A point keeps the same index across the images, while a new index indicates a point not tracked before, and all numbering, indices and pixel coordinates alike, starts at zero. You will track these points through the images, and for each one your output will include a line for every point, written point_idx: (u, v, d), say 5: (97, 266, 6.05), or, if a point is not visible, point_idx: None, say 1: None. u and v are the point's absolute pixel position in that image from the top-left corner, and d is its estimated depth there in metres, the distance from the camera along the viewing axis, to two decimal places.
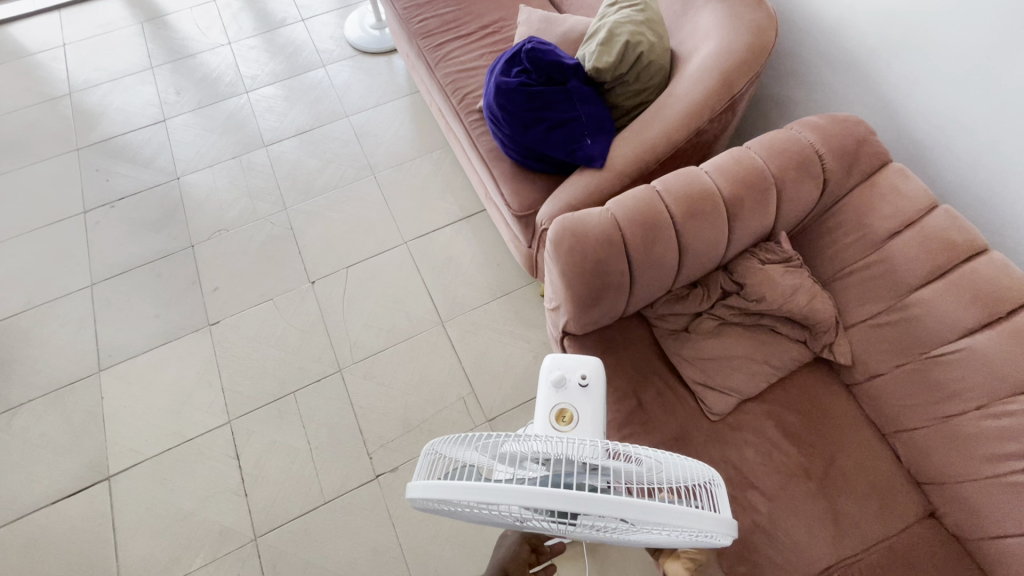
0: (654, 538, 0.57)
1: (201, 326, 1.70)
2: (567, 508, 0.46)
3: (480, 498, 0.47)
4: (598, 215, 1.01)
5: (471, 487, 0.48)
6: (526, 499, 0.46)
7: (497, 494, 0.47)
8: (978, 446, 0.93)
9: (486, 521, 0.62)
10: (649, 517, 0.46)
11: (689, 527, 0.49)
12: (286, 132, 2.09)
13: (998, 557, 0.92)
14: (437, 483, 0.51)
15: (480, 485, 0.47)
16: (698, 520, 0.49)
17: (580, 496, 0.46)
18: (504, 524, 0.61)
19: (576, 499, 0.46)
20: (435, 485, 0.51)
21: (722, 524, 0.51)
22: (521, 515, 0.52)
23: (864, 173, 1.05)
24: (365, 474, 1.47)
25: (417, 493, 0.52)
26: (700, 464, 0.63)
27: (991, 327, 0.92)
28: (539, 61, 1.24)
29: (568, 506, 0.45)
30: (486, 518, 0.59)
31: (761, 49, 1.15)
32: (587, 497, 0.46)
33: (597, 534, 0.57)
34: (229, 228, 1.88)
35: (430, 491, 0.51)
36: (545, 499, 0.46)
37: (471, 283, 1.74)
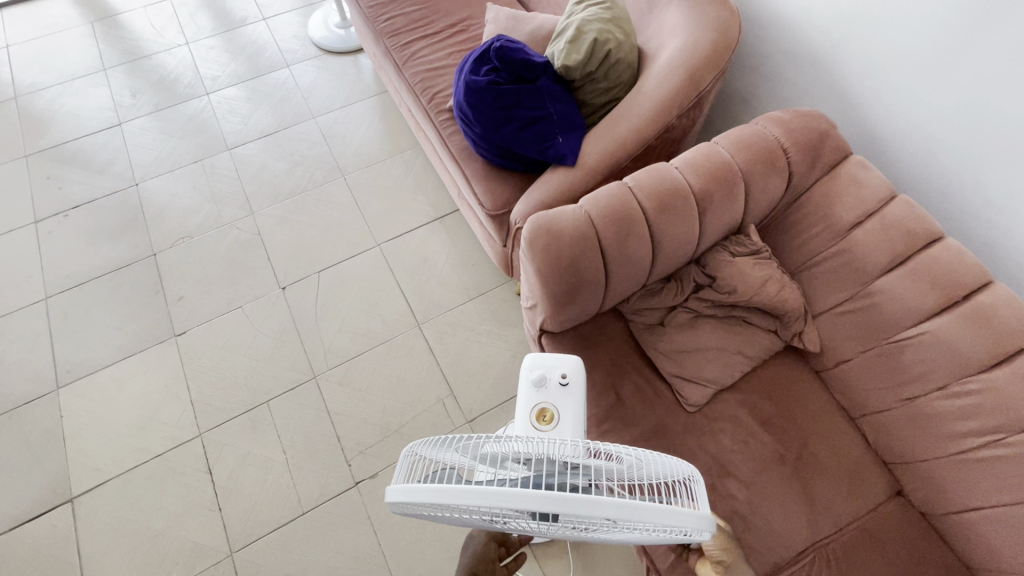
0: (634, 534, 0.57)
1: (166, 337, 1.64)
2: (549, 508, 0.45)
3: (462, 502, 0.47)
4: (572, 212, 1.01)
5: (452, 490, 0.47)
6: (509, 501, 0.46)
7: (480, 497, 0.46)
8: (942, 425, 0.97)
9: (467, 522, 0.61)
10: (627, 515, 0.46)
11: (669, 523, 0.49)
12: (250, 134, 2.03)
13: (963, 529, 0.96)
14: (418, 487, 0.50)
15: (462, 488, 0.47)
16: (676, 517, 0.49)
17: (563, 496, 0.46)
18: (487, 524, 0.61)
19: (557, 499, 0.45)
20: (416, 487, 0.50)
21: (700, 518, 0.51)
22: (501, 516, 0.52)
23: (826, 164, 1.08)
24: (345, 481, 1.44)
25: (397, 496, 0.51)
26: (678, 458, 0.63)
27: (949, 311, 0.96)
28: (509, 59, 1.23)
29: (549, 507, 0.45)
30: (467, 520, 0.59)
31: (725, 46, 1.18)
32: (570, 497, 0.46)
33: (579, 532, 0.57)
34: (194, 234, 1.82)
35: (411, 495, 0.50)
36: (527, 500, 0.46)
37: (447, 284, 1.72)
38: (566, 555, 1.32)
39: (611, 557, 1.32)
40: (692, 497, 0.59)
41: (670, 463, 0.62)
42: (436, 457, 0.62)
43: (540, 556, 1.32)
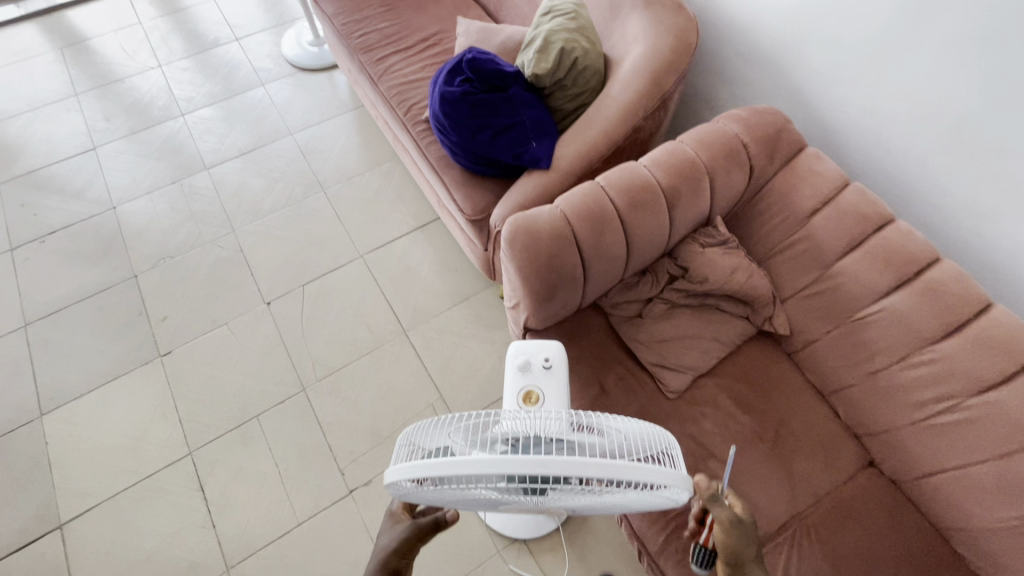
0: (620, 499, 0.62)
1: (151, 357, 1.64)
2: (535, 472, 0.50)
3: (458, 471, 0.51)
4: (548, 212, 1.06)
5: (447, 462, 0.52)
6: (499, 467, 0.50)
7: (472, 466, 0.51)
8: (904, 395, 1.03)
9: (465, 499, 0.66)
10: (609, 474, 0.51)
11: (647, 480, 0.53)
12: (228, 153, 2.04)
13: (930, 491, 1.02)
14: (418, 463, 0.54)
15: (455, 459, 0.52)
16: (654, 475, 0.54)
17: (548, 459, 0.50)
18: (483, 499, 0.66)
19: (544, 463, 0.50)
20: (414, 463, 0.54)
21: (677, 477, 0.56)
22: (494, 487, 0.57)
23: (784, 157, 1.15)
24: (339, 490, 1.45)
25: (397, 474, 0.56)
26: (658, 427, 0.68)
27: (904, 288, 1.03)
28: (481, 70, 1.28)
29: (537, 470, 0.50)
30: (465, 496, 0.63)
31: (684, 50, 1.24)
32: (555, 460, 0.50)
33: (568, 499, 0.62)
34: (175, 255, 1.82)
35: (410, 471, 0.54)
36: (517, 466, 0.50)
37: (431, 291, 1.75)
38: (561, 548, 1.35)
39: (605, 547, 1.36)
40: (672, 461, 0.64)
41: (651, 432, 0.67)
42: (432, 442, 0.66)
43: (536, 550, 1.35)
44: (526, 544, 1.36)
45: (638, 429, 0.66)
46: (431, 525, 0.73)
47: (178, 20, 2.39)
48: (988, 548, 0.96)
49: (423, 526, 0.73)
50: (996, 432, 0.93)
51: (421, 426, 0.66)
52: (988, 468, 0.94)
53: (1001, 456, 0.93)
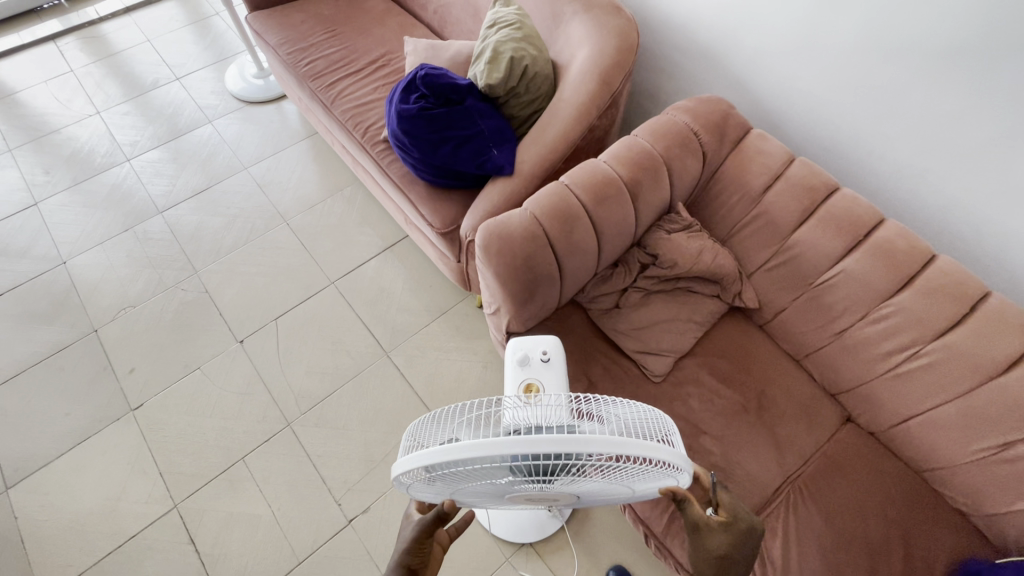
0: (624, 480, 0.64)
1: (122, 413, 1.57)
2: (540, 451, 0.52)
3: (463, 456, 0.53)
4: (519, 215, 1.08)
5: (454, 448, 0.54)
6: (505, 448, 0.52)
7: (480, 449, 0.53)
8: (870, 350, 1.10)
9: (471, 491, 0.67)
10: (608, 449, 0.52)
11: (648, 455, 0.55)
12: (181, 194, 1.99)
13: (906, 437, 1.09)
14: (424, 452, 0.56)
15: (461, 444, 0.53)
16: (653, 450, 0.56)
17: (552, 438, 0.52)
18: (490, 490, 0.67)
19: (545, 442, 0.52)
20: (420, 453, 0.56)
21: (676, 452, 0.58)
22: (499, 473, 0.58)
23: (732, 140, 1.21)
24: (337, 521, 1.42)
25: (405, 466, 0.57)
26: (656, 411, 0.70)
27: (857, 250, 1.09)
28: (435, 85, 1.30)
29: (539, 449, 0.52)
30: (471, 487, 0.65)
31: (628, 50, 1.30)
32: (556, 438, 0.52)
33: (573, 483, 0.63)
34: (136, 303, 1.76)
35: (418, 460, 0.56)
36: (520, 446, 0.52)
37: (408, 309, 1.75)
38: (568, 546, 1.36)
39: (610, 538, 1.37)
40: (673, 443, 0.66)
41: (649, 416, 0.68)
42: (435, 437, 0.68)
43: (544, 551, 1.35)
44: (534, 547, 1.36)
45: (637, 413, 0.68)
46: (436, 520, 0.72)
47: (113, 64, 2.32)
48: (964, 481, 1.03)
49: (427, 523, 0.72)
50: (957, 372, 1.00)
51: (424, 422, 0.68)
52: (955, 407, 1.01)
53: (964, 394, 1.00)
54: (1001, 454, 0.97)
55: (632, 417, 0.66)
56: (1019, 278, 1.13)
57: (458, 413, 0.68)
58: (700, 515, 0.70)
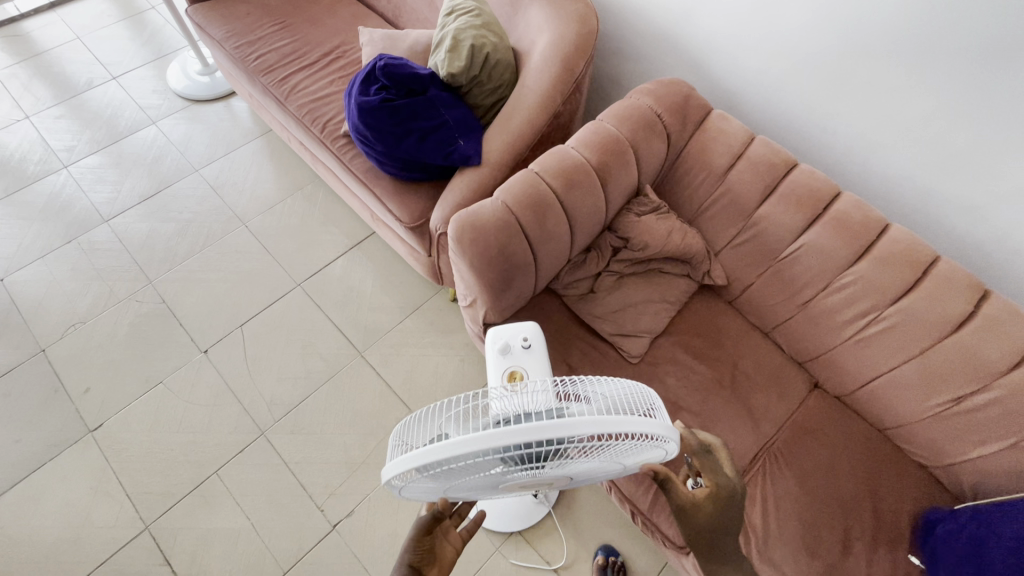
0: (614, 456, 0.65)
1: (80, 435, 1.48)
2: (529, 439, 0.52)
3: (454, 453, 0.52)
4: (490, 205, 1.07)
5: (442, 445, 0.53)
6: (496, 440, 0.52)
7: (467, 444, 0.52)
8: (833, 318, 1.15)
9: (463, 485, 0.67)
10: (597, 429, 0.53)
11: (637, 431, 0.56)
12: (128, 201, 1.88)
13: (869, 398, 1.15)
14: (413, 453, 0.55)
15: (449, 441, 0.52)
16: (639, 425, 0.56)
17: (541, 425, 0.52)
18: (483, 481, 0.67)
19: (535, 429, 0.52)
20: (410, 454, 0.55)
21: (661, 426, 0.59)
22: (492, 464, 0.58)
23: (695, 122, 1.23)
24: (321, 527, 1.39)
25: (394, 468, 0.56)
26: (639, 385, 0.71)
27: (817, 224, 1.13)
28: (395, 75, 1.27)
29: (529, 437, 0.52)
30: (463, 482, 0.64)
31: (588, 34, 1.30)
32: (545, 425, 0.52)
33: (564, 466, 0.63)
34: (86, 319, 1.65)
35: (408, 460, 0.55)
36: (510, 437, 0.52)
37: (380, 306, 1.72)
38: (556, 531, 1.38)
39: (597, 518, 1.40)
40: (658, 415, 0.66)
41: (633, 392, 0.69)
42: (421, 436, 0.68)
43: (533, 538, 1.37)
44: (522, 535, 1.37)
45: (621, 390, 0.68)
46: (432, 518, 0.78)
47: (40, 65, 2.16)
48: (924, 435, 1.10)
49: (426, 521, 0.78)
50: (913, 334, 1.06)
51: (410, 423, 0.67)
52: (913, 366, 1.07)
53: (920, 354, 1.06)
54: (955, 407, 1.04)
55: (617, 394, 0.67)
56: (962, 241, 1.20)
57: (443, 408, 0.67)
58: (682, 496, 0.73)
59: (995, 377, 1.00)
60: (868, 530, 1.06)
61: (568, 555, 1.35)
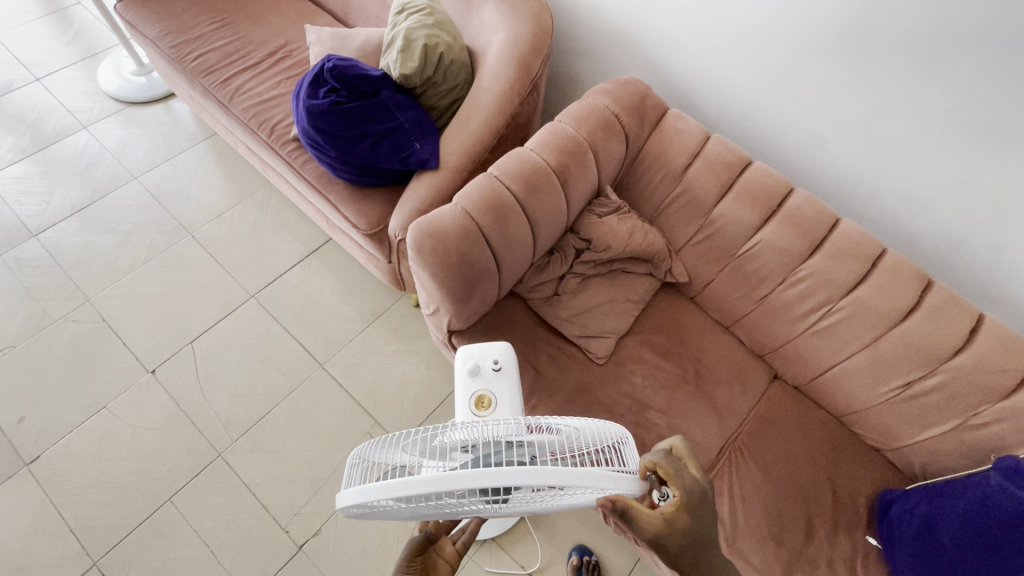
0: (578, 497, 0.62)
1: (14, 469, 1.37)
2: (491, 486, 0.48)
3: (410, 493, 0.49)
4: (450, 210, 1.04)
5: (399, 482, 0.49)
6: (456, 482, 0.48)
7: (426, 484, 0.48)
8: (790, 311, 1.18)
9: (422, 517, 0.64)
10: (562, 481, 0.49)
11: (602, 484, 0.53)
12: (59, 212, 1.74)
13: (825, 388, 1.19)
14: (369, 486, 0.51)
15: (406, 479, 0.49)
16: (605, 479, 0.53)
17: (505, 471, 0.49)
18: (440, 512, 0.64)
19: (498, 475, 0.48)
20: (365, 487, 0.51)
21: (627, 480, 0.56)
22: (451, 502, 0.54)
23: (652, 121, 1.24)
24: (287, 549, 1.33)
25: (348, 499, 0.53)
26: (615, 428, 0.69)
27: (773, 220, 1.16)
28: (345, 77, 1.22)
29: (491, 483, 0.48)
30: (421, 515, 0.61)
31: (543, 33, 1.28)
32: (508, 471, 0.48)
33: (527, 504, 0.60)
34: (17, 343, 1.53)
35: (357, 495, 0.52)
36: (471, 480, 0.48)
37: (340, 315, 1.66)
38: (530, 535, 1.37)
39: (570, 519, 1.40)
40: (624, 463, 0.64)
41: (600, 430, 0.66)
42: (383, 459, 0.65)
43: (508, 544, 1.36)
44: (497, 541, 1.36)
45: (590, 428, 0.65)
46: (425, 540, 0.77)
47: None
48: (877, 420, 1.14)
49: (415, 542, 0.77)
50: (865, 324, 1.10)
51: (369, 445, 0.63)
52: (866, 355, 1.11)
53: (871, 344, 1.10)
54: (904, 393, 1.09)
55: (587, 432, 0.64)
56: (906, 232, 1.26)
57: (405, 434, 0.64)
58: (652, 525, 0.60)
59: (940, 362, 1.05)
60: (829, 516, 1.10)
61: (543, 558, 1.35)
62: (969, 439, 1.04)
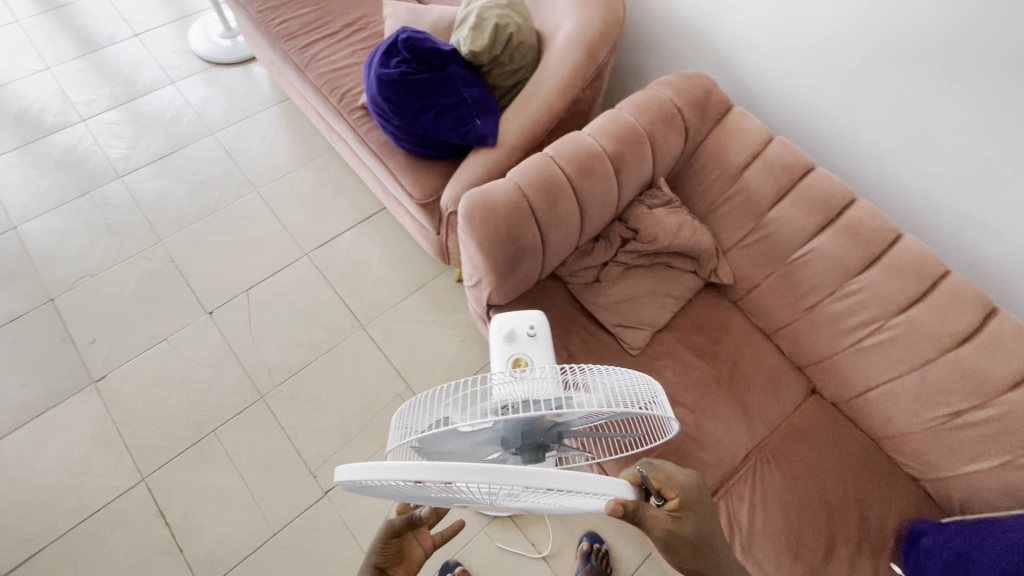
0: (577, 500, 0.60)
1: (83, 385, 1.51)
2: (485, 480, 0.46)
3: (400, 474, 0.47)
4: (503, 185, 1.07)
5: (391, 465, 0.47)
6: (452, 473, 0.46)
7: (417, 470, 0.46)
8: (837, 324, 1.15)
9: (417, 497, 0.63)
10: (556, 487, 0.47)
11: (595, 491, 0.50)
12: (142, 159, 1.89)
13: (865, 408, 1.15)
14: (363, 465, 0.50)
15: (399, 462, 0.46)
16: (600, 486, 0.51)
17: (500, 469, 0.46)
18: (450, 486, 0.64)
19: (491, 473, 0.46)
20: (360, 467, 0.50)
21: (620, 488, 0.54)
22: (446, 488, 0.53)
23: (714, 118, 1.22)
24: (313, 493, 1.41)
25: (345, 475, 0.52)
26: (642, 376, 0.70)
27: (828, 230, 1.13)
28: (416, 49, 1.26)
29: (484, 479, 0.46)
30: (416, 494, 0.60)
31: (614, 22, 1.29)
32: (503, 470, 0.46)
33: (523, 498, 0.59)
34: (95, 272, 1.68)
35: (352, 473, 0.50)
36: (466, 473, 0.46)
37: (385, 281, 1.73)
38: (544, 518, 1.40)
39: None
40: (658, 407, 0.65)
41: (636, 384, 0.68)
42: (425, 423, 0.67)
43: (522, 522, 1.39)
44: (512, 518, 1.39)
45: (624, 381, 0.68)
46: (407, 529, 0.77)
47: (63, 17, 2.16)
48: (917, 447, 1.10)
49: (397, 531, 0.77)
50: (915, 345, 1.06)
51: (413, 408, 0.68)
52: (914, 378, 1.07)
53: (920, 367, 1.06)
54: (950, 422, 1.04)
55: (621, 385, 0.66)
56: (974, 257, 1.20)
57: (441, 393, 0.67)
58: (660, 522, 0.63)
59: (994, 394, 1.00)
60: (853, 537, 1.07)
61: (555, 543, 1.37)
62: (1016, 478, 0.98)
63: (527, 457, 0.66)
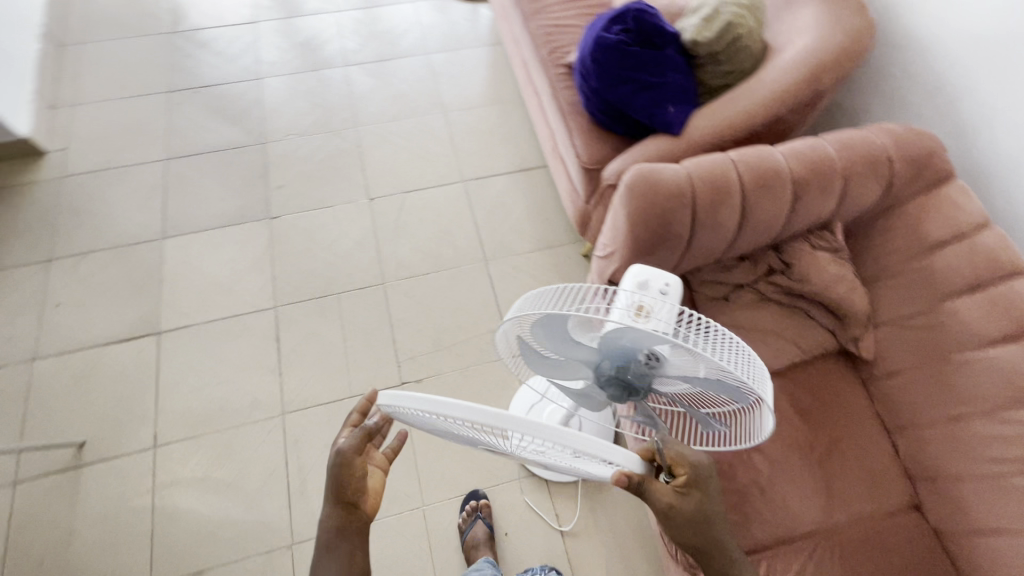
0: (586, 463, 0.70)
1: (261, 217, 1.80)
2: (520, 427, 0.56)
3: (445, 410, 0.57)
4: (675, 171, 1.07)
5: (439, 400, 0.58)
6: (491, 414, 0.56)
7: (462, 407, 0.57)
8: (980, 447, 1.02)
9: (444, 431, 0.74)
10: (576, 443, 0.58)
11: (608, 456, 0.61)
12: (367, 57, 2.17)
13: (971, 549, 1.01)
14: (409, 395, 0.60)
15: (446, 398, 0.57)
16: (614, 452, 0.62)
17: (534, 421, 0.57)
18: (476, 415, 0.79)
19: (525, 423, 0.56)
20: (406, 396, 0.60)
21: (631, 457, 0.64)
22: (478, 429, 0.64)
23: (926, 182, 1.11)
24: (392, 379, 1.56)
25: (392, 401, 0.62)
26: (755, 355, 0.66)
27: (1017, 342, 1.01)
28: (643, 23, 1.30)
29: (518, 426, 0.56)
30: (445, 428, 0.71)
31: (853, 53, 1.22)
32: (536, 422, 0.57)
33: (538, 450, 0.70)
34: (301, 134, 1.98)
35: (398, 400, 0.60)
36: (502, 417, 0.56)
37: (519, 230, 1.82)
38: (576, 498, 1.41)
39: (619, 509, 1.40)
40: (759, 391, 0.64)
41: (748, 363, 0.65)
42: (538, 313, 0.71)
43: (555, 491, 1.42)
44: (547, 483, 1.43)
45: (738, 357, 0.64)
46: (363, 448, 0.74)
47: None
48: None
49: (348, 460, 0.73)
50: None
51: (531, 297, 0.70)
52: None
53: None
54: None
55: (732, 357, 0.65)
56: None
57: (572, 294, 0.70)
58: (664, 497, 0.70)
59: None
60: None
61: (577, 525, 1.38)
62: None
63: (610, 389, 0.72)
